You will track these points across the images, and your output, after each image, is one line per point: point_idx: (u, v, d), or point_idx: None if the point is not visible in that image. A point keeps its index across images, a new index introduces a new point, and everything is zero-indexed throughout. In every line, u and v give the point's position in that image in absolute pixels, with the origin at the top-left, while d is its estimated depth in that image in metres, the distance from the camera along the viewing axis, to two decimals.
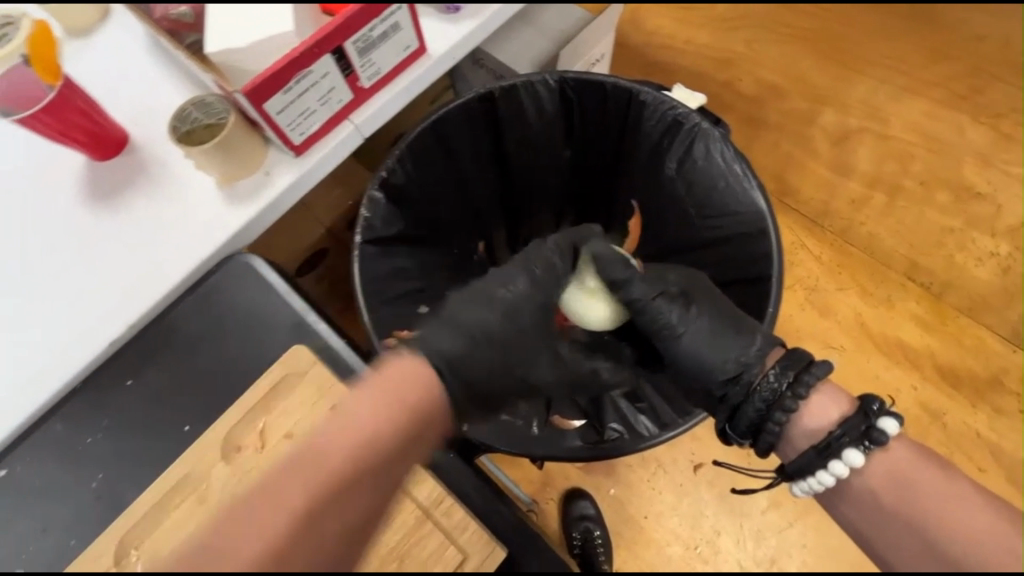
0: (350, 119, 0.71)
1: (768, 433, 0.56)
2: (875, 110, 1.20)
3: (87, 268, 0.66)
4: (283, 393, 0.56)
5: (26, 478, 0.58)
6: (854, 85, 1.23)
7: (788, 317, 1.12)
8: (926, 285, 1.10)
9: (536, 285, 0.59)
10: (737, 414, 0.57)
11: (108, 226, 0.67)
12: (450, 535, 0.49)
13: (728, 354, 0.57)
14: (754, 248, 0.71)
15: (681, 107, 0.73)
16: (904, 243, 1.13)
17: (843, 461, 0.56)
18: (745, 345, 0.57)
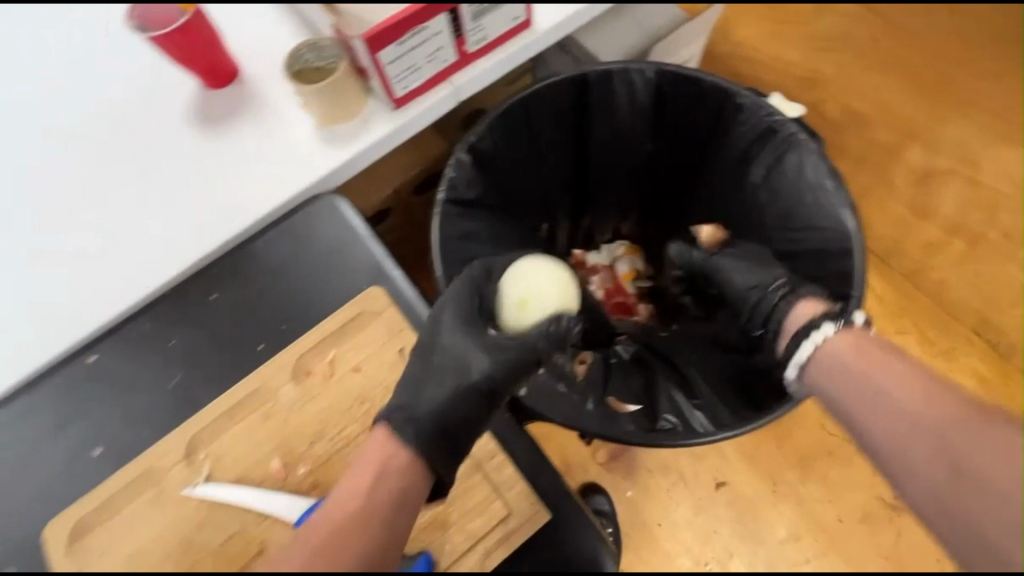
0: (450, 81, 0.72)
1: (770, 333, 0.64)
2: (967, 153, 1.15)
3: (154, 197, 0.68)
4: (355, 330, 0.58)
5: (110, 368, 0.62)
6: (948, 125, 1.17)
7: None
8: (993, 343, 1.05)
9: (456, 311, 0.55)
10: (754, 321, 0.66)
11: (174, 167, 0.70)
12: (498, 491, 0.50)
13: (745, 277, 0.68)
14: (832, 268, 0.69)
15: (779, 116, 0.72)
16: (977, 296, 1.07)
17: (818, 331, 0.60)
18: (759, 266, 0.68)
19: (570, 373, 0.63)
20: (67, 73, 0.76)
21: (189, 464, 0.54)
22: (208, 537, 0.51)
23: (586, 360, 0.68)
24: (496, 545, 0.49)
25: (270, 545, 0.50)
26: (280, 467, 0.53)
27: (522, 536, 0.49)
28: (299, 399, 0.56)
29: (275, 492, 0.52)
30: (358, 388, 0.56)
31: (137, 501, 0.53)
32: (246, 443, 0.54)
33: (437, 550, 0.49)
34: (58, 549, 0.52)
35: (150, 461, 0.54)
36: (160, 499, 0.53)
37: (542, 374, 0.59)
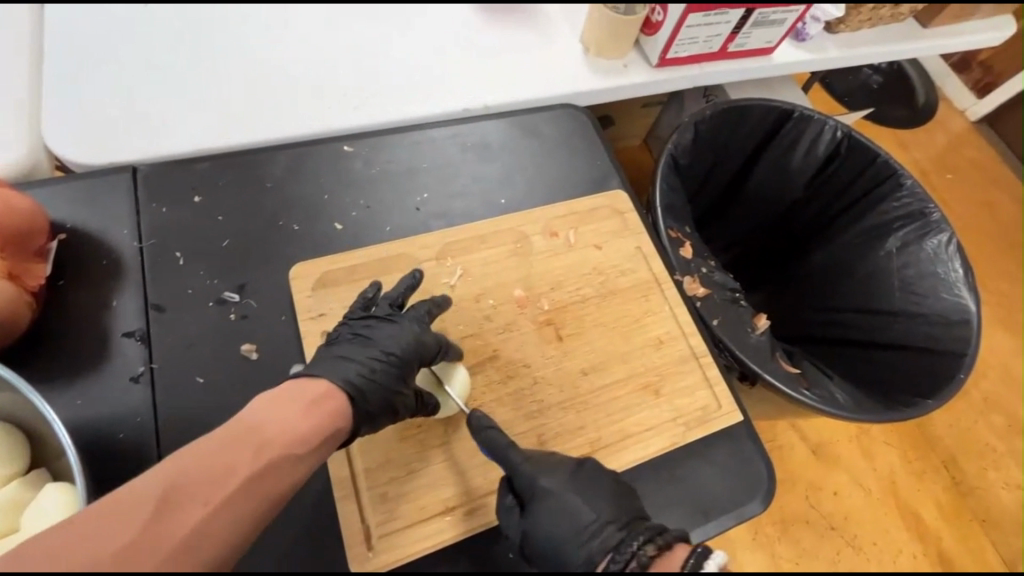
0: (700, 66, 0.83)
1: (930, 402, 0.76)
2: (1009, 313, 1.32)
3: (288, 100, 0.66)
4: (596, 217, 0.65)
5: (359, 163, 0.65)
6: (995, 282, 1.35)
7: (832, 442, 1.13)
8: (1006, 482, 1.15)
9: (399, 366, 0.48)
10: (925, 385, 0.79)
11: (332, 72, 0.69)
12: (708, 381, 0.58)
13: (923, 338, 0.83)
14: (943, 331, 0.82)
15: (932, 205, 0.88)
16: (999, 436, 1.19)
17: (909, 410, 0.75)
18: (933, 336, 0.83)
19: (750, 326, 0.70)
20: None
21: (439, 264, 0.59)
22: (450, 328, 0.56)
23: (763, 326, 0.72)
24: (696, 425, 0.56)
25: (505, 354, 0.55)
26: (523, 297, 0.58)
27: (719, 424, 0.56)
28: (548, 251, 0.62)
29: (516, 314, 0.57)
30: (597, 261, 0.62)
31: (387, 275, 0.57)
32: (494, 267, 0.60)
33: (646, 410, 0.56)
34: (304, 287, 0.55)
35: (407, 250, 0.59)
36: None
37: (730, 311, 0.69)
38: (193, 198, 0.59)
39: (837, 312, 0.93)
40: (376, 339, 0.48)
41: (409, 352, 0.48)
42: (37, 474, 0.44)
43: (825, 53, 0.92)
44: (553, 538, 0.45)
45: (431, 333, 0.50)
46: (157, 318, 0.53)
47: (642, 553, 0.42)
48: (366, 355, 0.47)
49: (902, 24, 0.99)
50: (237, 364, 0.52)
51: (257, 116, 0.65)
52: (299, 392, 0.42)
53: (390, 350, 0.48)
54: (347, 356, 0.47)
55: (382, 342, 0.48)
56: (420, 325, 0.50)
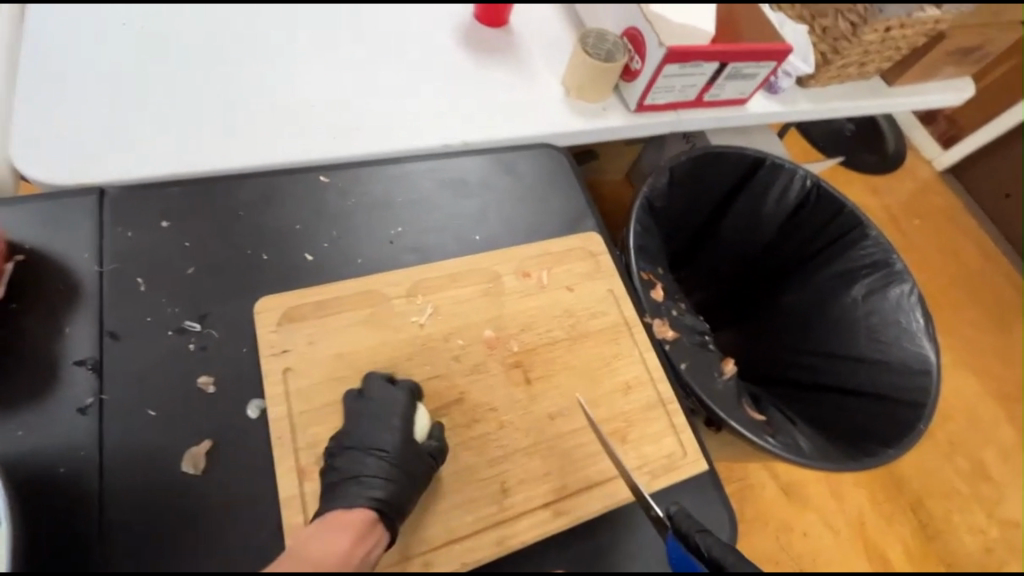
0: (677, 112, 0.86)
1: (890, 451, 0.78)
2: (973, 358, 1.35)
3: (266, 129, 0.67)
4: (570, 258, 0.66)
5: (334, 194, 0.65)
6: (960, 328, 1.39)
7: (802, 483, 1.14)
8: (970, 526, 1.17)
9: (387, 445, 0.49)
10: (887, 433, 0.80)
11: (313, 103, 0.70)
12: (674, 429, 0.58)
13: (885, 386, 0.85)
14: (905, 379, 0.85)
15: (895, 256, 0.91)
16: (963, 479, 1.21)
17: (870, 458, 0.76)
18: (893, 385, 0.85)
19: (718, 371, 0.71)
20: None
21: (410, 301, 0.58)
22: (417, 368, 0.55)
23: (731, 371, 0.73)
24: (661, 474, 0.56)
25: (472, 396, 0.55)
26: (493, 337, 0.58)
27: (683, 473, 0.56)
28: (520, 291, 0.62)
29: (485, 355, 0.57)
30: (569, 304, 0.63)
31: (355, 312, 0.56)
32: (465, 306, 0.60)
33: (612, 457, 0.56)
34: (269, 321, 0.54)
35: (378, 285, 0.58)
36: (377, 319, 0.56)
37: (699, 356, 0.70)
38: (160, 223, 0.58)
39: (804, 356, 0.95)
40: (359, 438, 0.49)
41: (392, 431, 0.49)
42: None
43: (798, 106, 0.96)
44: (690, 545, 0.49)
45: (398, 397, 0.51)
46: (111, 346, 0.51)
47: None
48: (357, 454, 0.48)
49: (868, 82, 1.04)
50: (193, 398, 0.51)
51: (238, 143, 0.65)
52: (330, 517, 0.44)
53: (381, 446, 0.49)
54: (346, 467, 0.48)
55: (359, 435, 0.49)
56: (386, 400, 0.51)
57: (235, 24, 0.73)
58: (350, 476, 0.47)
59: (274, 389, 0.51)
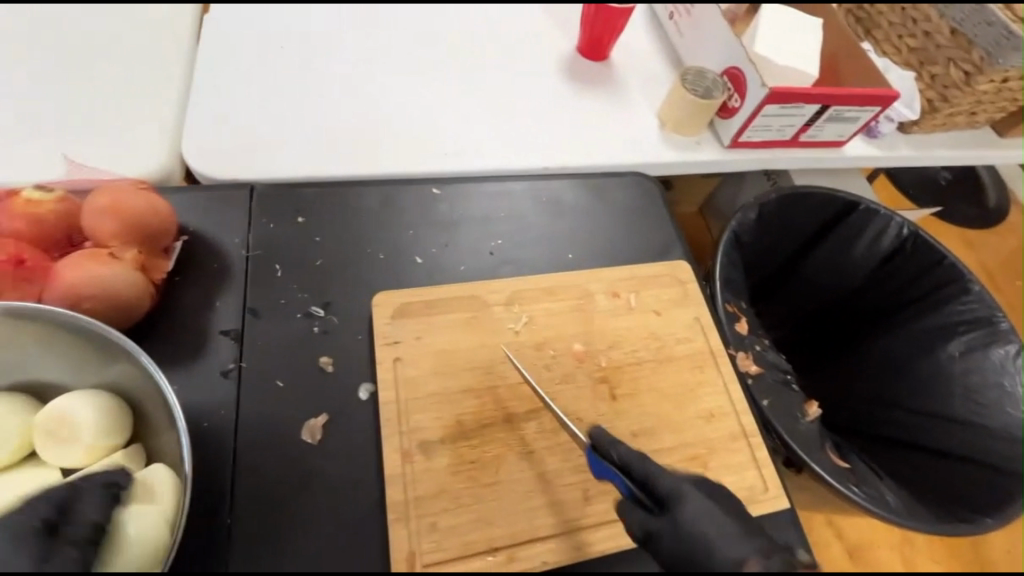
0: (770, 151, 0.87)
1: (986, 520, 0.73)
2: None
3: (388, 144, 0.75)
4: (659, 283, 0.68)
5: (444, 205, 0.71)
6: None
7: (873, 546, 1.07)
8: None
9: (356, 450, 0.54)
10: (984, 501, 0.76)
11: (427, 124, 0.78)
12: (756, 462, 0.58)
13: (984, 450, 0.80)
14: (1005, 447, 0.80)
15: (1000, 314, 0.86)
16: None
17: (963, 524, 0.72)
18: (993, 450, 0.80)
19: (801, 412, 0.70)
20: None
21: (508, 309, 0.62)
22: (511, 371, 0.59)
23: (814, 413, 0.72)
24: (742, 506, 0.56)
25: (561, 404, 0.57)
26: (582, 351, 0.61)
27: (763, 508, 0.56)
28: (610, 310, 0.65)
29: (574, 367, 0.60)
30: (656, 327, 0.65)
31: (459, 314, 0.61)
32: (558, 319, 0.63)
33: None
34: (384, 314, 0.60)
35: (480, 291, 0.63)
36: (478, 322, 0.61)
37: (782, 394, 0.70)
38: (297, 219, 0.66)
39: (889, 409, 0.91)
40: (343, 452, 0.54)
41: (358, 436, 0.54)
42: (166, 470, 0.48)
43: (899, 152, 0.94)
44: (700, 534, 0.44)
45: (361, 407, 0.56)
46: (250, 322, 0.59)
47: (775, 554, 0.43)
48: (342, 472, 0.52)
49: (977, 131, 1.01)
50: (314, 375, 0.57)
51: (363, 155, 0.73)
52: None
53: (363, 452, 0.54)
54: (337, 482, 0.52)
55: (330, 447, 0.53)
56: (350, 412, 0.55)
57: (367, 57, 0.83)
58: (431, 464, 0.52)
59: (384, 375, 0.56)
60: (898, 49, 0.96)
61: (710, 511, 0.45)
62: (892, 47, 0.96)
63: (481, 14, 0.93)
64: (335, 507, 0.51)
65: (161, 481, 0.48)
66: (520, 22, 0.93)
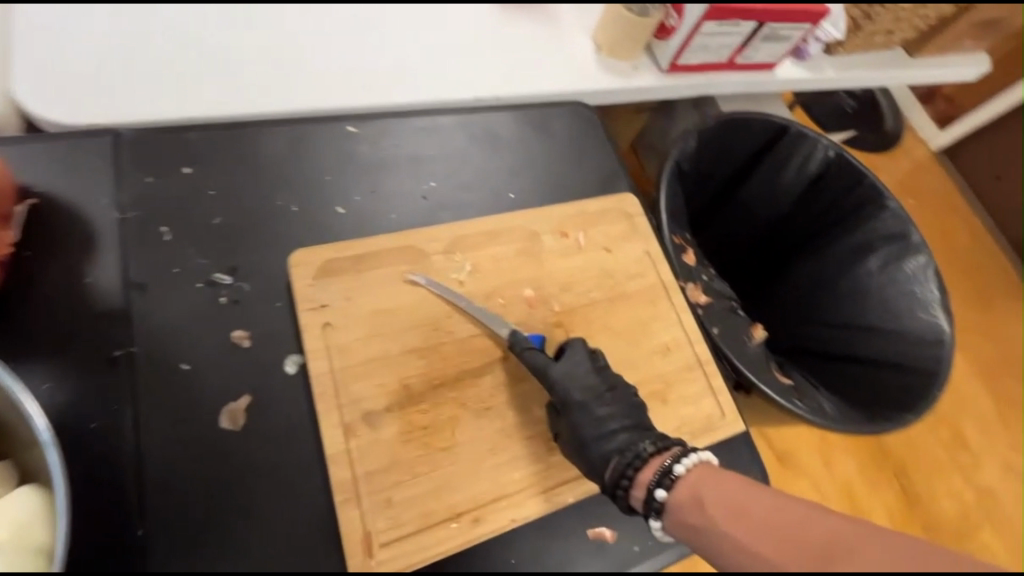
0: (707, 75, 0.84)
1: (906, 416, 0.79)
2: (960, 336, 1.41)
3: (287, 73, 0.62)
4: (607, 219, 0.64)
5: (366, 147, 0.62)
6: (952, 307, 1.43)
7: (796, 450, 1.18)
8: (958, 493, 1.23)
9: (290, 435, 0.47)
10: (903, 400, 0.82)
11: (335, 47, 0.65)
12: (713, 391, 0.58)
13: (901, 355, 0.87)
14: (919, 349, 0.86)
15: (912, 228, 0.92)
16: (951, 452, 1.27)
17: (888, 423, 0.78)
18: (909, 353, 0.86)
19: (747, 336, 0.71)
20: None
21: (449, 258, 0.56)
22: (458, 325, 0.53)
23: (757, 337, 0.74)
24: (701, 434, 0.56)
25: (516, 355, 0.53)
26: (533, 297, 0.57)
27: (721, 433, 0.57)
28: (558, 251, 0.60)
29: (525, 314, 0.56)
30: (608, 265, 0.61)
31: (394, 268, 0.54)
32: (504, 265, 0.58)
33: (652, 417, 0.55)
34: (305, 275, 0.52)
35: (415, 241, 0.56)
36: (417, 276, 0.54)
37: (729, 321, 0.70)
38: (183, 169, 0.54)
39: (818, 326, 0.96)
40: (274, 441, 0.47)
41: (293, 420, 0.48)
42: (31, 489, 0.42)
43: (825, 73, 0.94)
44: (578, 439, 0.49)
45: (290, 385, 0.49)
46: (138, 298, 0.48)
47: (645, 450, 0.49)
48: (276, 462, 0.46)
49: (891, 52, 1.03)
50: (227, 353, 0.48)
51: (258, 87, 0.61)
52: None
53: (300, 437, 0.47)
54: (273, 475, 0.46)
55: (260, 439, 0.46)
56: (279, 394, 0.48)
57: None
58: (378, 435, 0.47)
59: (313, 344, 0.49)
60: None
61: (603, 419, 0.49)
62: None
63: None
64: (276, 500, 0.45)
65: (32, 501, 0.41)
66: None
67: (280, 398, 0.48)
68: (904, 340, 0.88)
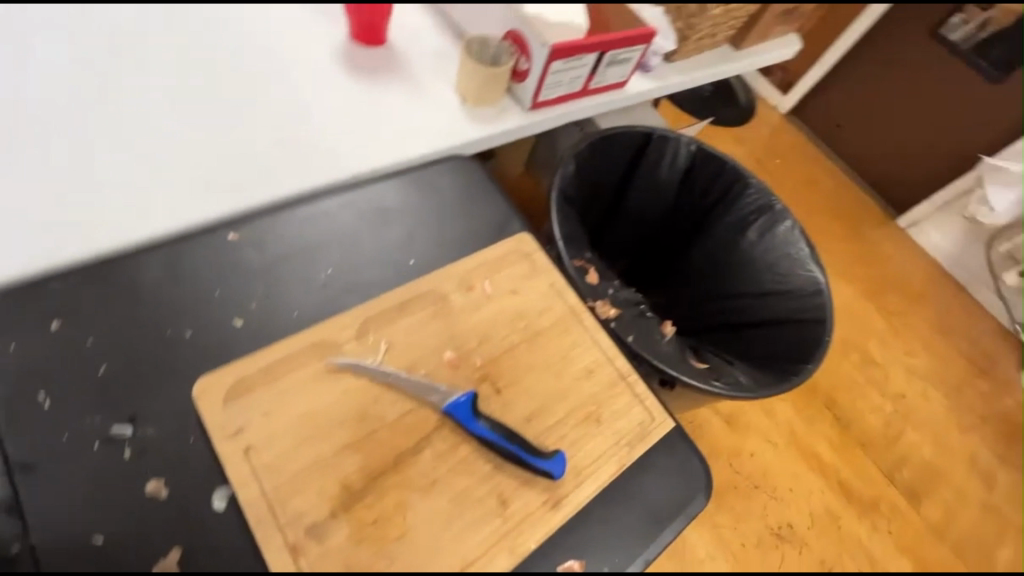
0: (568, 105, 0.91)
1: (812, 365, 0.86)
2: None
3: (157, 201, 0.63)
4: (507, 262, 0.67)
5: (252, 251, 0.61)
6: None
7: None
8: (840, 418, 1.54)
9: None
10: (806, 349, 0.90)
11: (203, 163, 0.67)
12: (640, 398, 0.62)
13: (793, 310, 0.96)
14: (807, 301, 0.96)
15: (774, 198, 1.03)
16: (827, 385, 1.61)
17: (799, 375, 0.84)
18: (800, 307, 0.96)
19: (660, 335, 0.78)
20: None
21: (362, 343, 0.56)
22: (385, 408, 0.53)
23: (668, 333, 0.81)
24: (639, 442, 0.60)
25: (449, 421, 0.54)
26: (454, 358, 0.58)
27: (655, 436, 0.61)
28: (468, 305, 0.62)
29: (450, 376, 0.57)
30: (518, 307, 0.64)
31: (307, 369, 0.53)
32: (418, 334, 0.59)
33: (592, 440, 0.58)
34: (212, 403, 0.50)
35: (323, 335, 0.56)
36: (331, 370, 0.54)
37: (641, 327, 0.76)
38: (51, 325, 0.52)
39: (721, 302, 1.06)
40: None
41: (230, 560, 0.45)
42: None
43: (669, 80, 1.05)
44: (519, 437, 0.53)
45: (220, 525, 0.46)
46: (27, 480, 0.45)
47: None
48: None
49: (719, 49, 1.17)
50: (141, 509, 0.46)
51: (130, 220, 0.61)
52: None
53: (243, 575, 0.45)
54: None
55: None
56: (209, 538, 0.46)
57: (96, 100, 0.68)
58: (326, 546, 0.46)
59: (237, 473, 0.47)
60: None
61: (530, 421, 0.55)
62: None
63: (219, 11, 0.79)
64: None
65: None
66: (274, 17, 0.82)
67: (210, 542, 0.46)
68: (793, 297, 0.98)
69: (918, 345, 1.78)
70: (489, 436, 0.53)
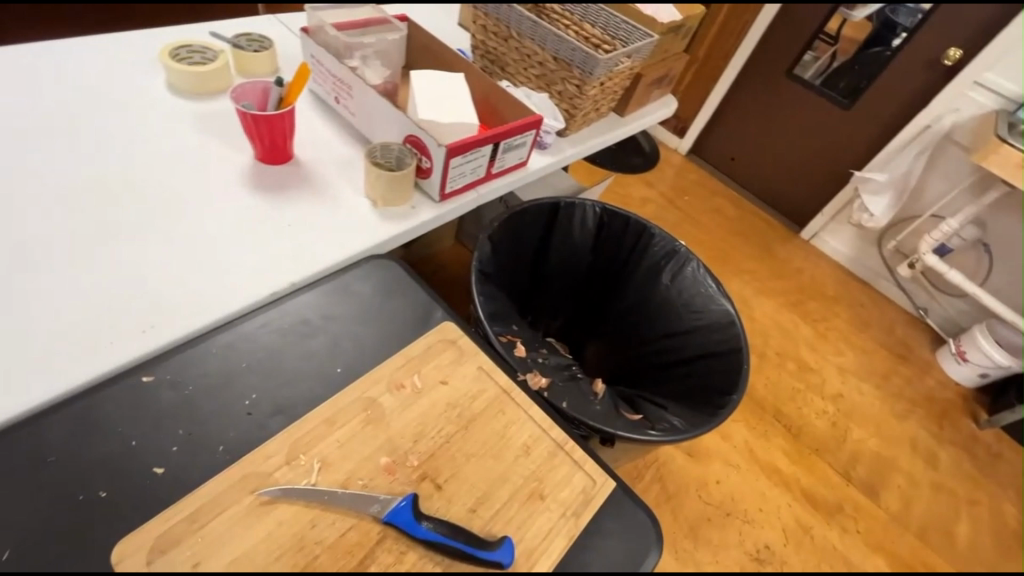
0: (476, 191, 0.97)
1: (735, 396, 0.90)
2: None
3: (62, 351, 0.61)
4: (434, 354, 0.70)
5: (170, 391, 0.60)
6: None
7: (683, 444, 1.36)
8: (788, 427, 1.63)
9: None
10: (728, 381, 0.95)
11: (109, 304, 0.67)
12: (579, 464, 0.64)
13: (713, 344, 1.03)
14: (724, 334, 1.03)
15: (678, 243, 1.12)
16: (772, 394, 1.71)
17: (727, 408, 0.89)
18: (718, 341, 1.03)
19: (592, 394, 0.83)
20: (120, 136, 0.86)
21: (293, 467, 0.56)
22: (323, 532, 0.52)
23: (600, 390, 0.86)
24: (583, 509, 0.61)
25: (393, 530, 0.54)
26: (390, 463, 0.59)
27: (599, 499, 0.63)
28: (399, 406, 0.63)
29: (389, 484, 0.57)
30: (449, 397, 0.66)
31: (236, 509, 0.52)
32: (352, 445, 0.59)
33: (537, 519, 0.59)
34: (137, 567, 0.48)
35: (251, 468, 0.55)
36: (262, 504, 0.53)
37: (573, 391, 0.80)
38: None
39: (650, 345, 1.13)
40: None
41: None
42: None
43: (565, 153, 1.16)
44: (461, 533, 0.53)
45: None
46: None
47: None
48: None
49: (606, 119, 1.31)
50: None
51: (31, 378, 0.59)
52: None
53: None
54: None
55: None
56: None
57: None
58: None
59: None
60: (529, 77, 1.18)
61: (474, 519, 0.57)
62: (525, 78, 1.19)
63: (128, 158, 0.83)
64: None
65: None
66: (179, 152, 0.85)
67: None
68: (711, 330, 1.05)
69: (843, 344, 1.93)
70: (431, 536, 0.53)
